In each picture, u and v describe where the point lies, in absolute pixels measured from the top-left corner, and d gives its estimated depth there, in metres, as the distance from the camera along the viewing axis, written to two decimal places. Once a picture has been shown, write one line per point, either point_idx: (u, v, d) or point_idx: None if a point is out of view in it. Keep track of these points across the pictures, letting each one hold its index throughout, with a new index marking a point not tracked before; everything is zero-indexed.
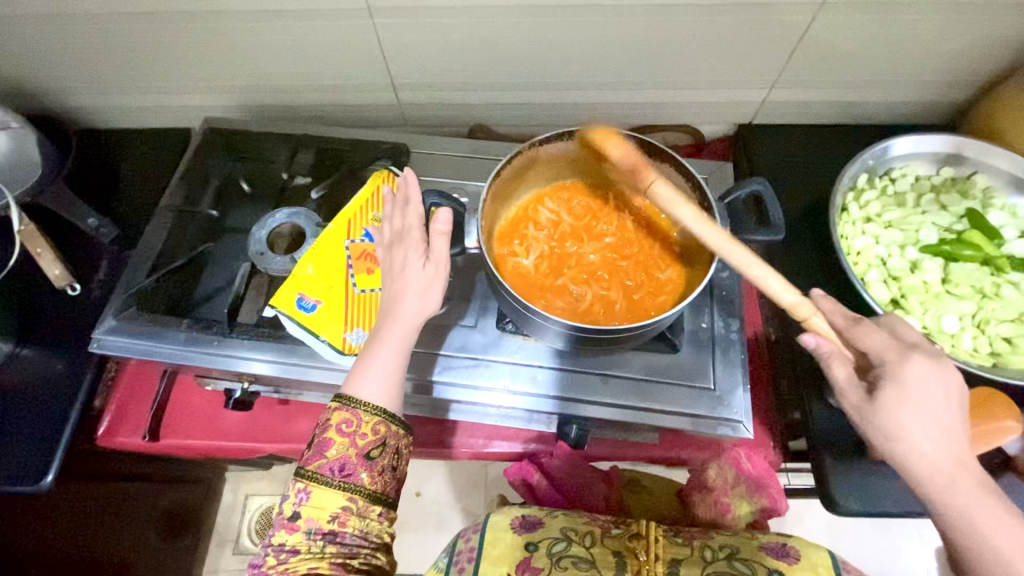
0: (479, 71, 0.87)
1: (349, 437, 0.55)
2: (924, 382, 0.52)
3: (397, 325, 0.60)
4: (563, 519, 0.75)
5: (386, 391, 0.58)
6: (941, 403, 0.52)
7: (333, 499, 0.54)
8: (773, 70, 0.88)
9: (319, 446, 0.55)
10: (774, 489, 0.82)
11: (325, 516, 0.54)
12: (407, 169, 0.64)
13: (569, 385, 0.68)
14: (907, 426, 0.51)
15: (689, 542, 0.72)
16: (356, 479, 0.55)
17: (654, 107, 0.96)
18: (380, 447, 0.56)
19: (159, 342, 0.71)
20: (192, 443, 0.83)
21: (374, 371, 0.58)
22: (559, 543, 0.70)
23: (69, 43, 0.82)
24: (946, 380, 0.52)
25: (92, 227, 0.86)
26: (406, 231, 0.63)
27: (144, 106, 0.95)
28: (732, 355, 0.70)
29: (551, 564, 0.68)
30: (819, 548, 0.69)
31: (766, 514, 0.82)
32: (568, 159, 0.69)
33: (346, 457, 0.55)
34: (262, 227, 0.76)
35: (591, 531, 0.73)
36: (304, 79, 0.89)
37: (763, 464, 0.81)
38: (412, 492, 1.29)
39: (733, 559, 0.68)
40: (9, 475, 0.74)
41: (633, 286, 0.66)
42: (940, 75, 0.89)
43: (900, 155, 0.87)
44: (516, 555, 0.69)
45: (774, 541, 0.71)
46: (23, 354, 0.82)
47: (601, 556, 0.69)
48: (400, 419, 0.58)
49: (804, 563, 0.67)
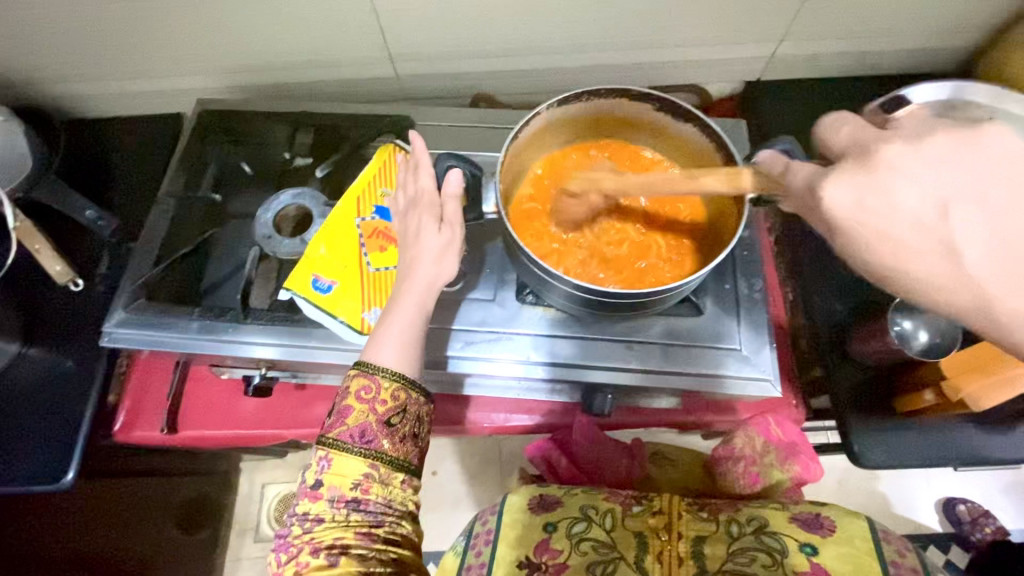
0: (480, 38, 0.84)
1: (368, 404, 0.54)
2: (861, 201, 0.38)
3: (413, 291, 0.58)
4: (581, 497, 0.76)
5: (405, 356, 0.56)
6: (900, 213, 0.37)
7: (355, 466, 0.53)
8: (783, 23, 0.85)
9: (339, 414, 0.55)
10: (805, 454, 0.82)
11: (347, 483, 0.53)
12: (413, 133, 0.63)
13: (589, 353, 0.68)
14: (912, 258, 0.37)
15: (714, 518, 0.73)
16: (377, 445, 0.54)
17: (660, 67, 0.93)
18: (400, 414, 0.55)
19: (171, 331, 0.69)
20: (211, 433, 0.83)
21: (390, 340, 0.56)
22: (578, 524, 0.71)
23: (47, 27, 0.78)
24: (901, 161, 0.37)
25: (90, 219, 0.82)
26: (419, 198, 0.61)
27: (133, 92, 0.91)
28: (757, 316, 0.69)
29: (570, 546, 0.69)
30: (856, 519, 0.71)
31: (796, 482, 0.83)
32: (587, 119, 0.66)
33: (366, 424, 0.54)
34: (268, 210, 0.74)
35: (612, 510, 0.74)
36: (298, 55, 0.86)
37: (791, 429, 0.82)
38: (428, 472, 1.30)
39: (762, 533, 0.70)
40: (30, 475, 0.73)
41: (654, 249, 0.66)
42: (953, 21, 0.86)
43: (918, 103, 0.84)
44: (534, 537, 0.71)
45: (807, 512, 0.73)
46: (30, 354, 0.81)
47: (622, 538, 0.70)
48: (421, 386, 0.57)
49: (840, 536, 0.69)
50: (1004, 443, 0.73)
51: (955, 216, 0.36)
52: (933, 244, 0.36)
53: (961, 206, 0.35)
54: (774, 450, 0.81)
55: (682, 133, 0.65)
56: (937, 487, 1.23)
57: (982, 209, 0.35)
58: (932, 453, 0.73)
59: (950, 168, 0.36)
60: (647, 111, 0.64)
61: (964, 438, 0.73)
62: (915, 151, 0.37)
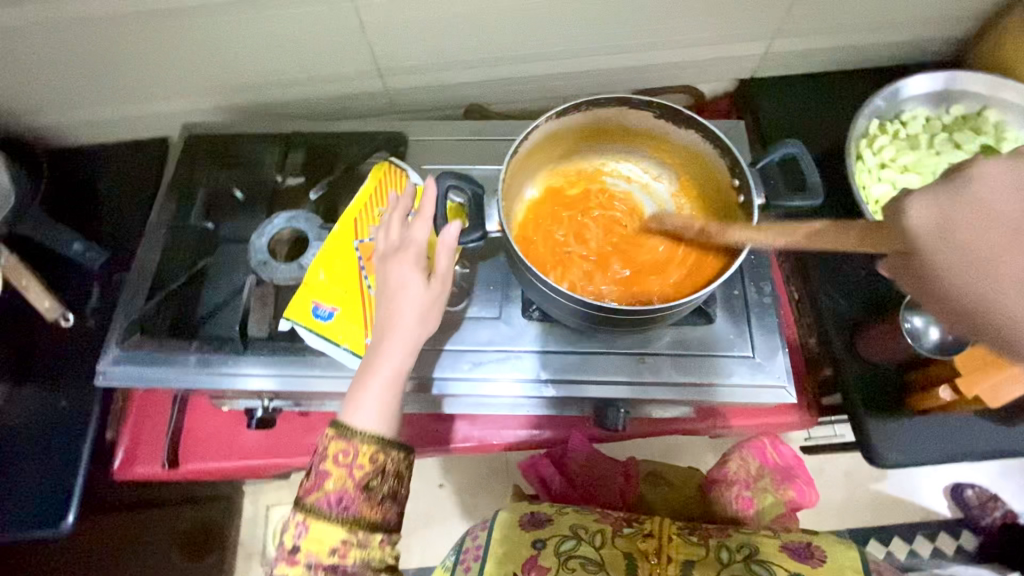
0: (469, 48, 0.83)
1: (346, 468, 0.53)
2: (946, 215, 0.36)
3: (395, 345, 0.56)
4: (572, 516, 0.76)
5: (385, 415, 0.55)
6: (985, 232, 0.34)
7: (332, 533, 0.52)
8: (774, 20, 0.84)
9: (316, 478, 0.53)
10: (800, 480, 0.91)
11: (324, 550, 0.52)
12: (430, 179, 0.59)
13: (602, 368, 0.66)
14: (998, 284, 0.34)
15: (704, 542, 0.72)
16: (354, 511, 0.53)
17: (652, 70, 0.92)
18: (379, 476, 0.54)
19: (168, 368, 0.68)
20: (214, 466, 0.81)
21: (370, 398, 0.55)
22: (568, 541, 0.71)
23: (24, 56, 0.75)
24: (1006, 185, 0.34)
25: (77, 251, 0.82)
26: (408, 248, 0.59)
27: (115, 118, 0.89)
28: (768, 321, 0.68)
29: (558, 564, 0.68)
30: (849, 549, 0.70)
31: (792, 508, 0.88)
32: (586, 131, 0.65)
33: (343, 490, 0.53)
34: (261, 236, 0.72)
35: (602, 530, 0.73)
36: (283, 74, 0.84)
37: (787, 456, 0.93)
38: (435, 484, 1.28)
39: (751, 561, 0.68)
40: (27, 520, 0.71)
41: (652, 277, 0.64)
42: (943, 11, 0.86)
43: (912, 95, 0.85)
44: (522, 552, 0.70)
45: (798, 541, 0.71)
46: (23, 393, 0.78)
47: (612, 559, 0.69)
48: (398, 442, 0.56)
49: (830, 566, 0.67)
50: (1015, 435, 0.73)
51: None
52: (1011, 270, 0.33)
53: None
54: (769, 474, 0.90)
55: (682, 139, 0.63)
56: (944, 472, 1.21)
57: None
58: (948, 448, 0.72)
59: None
60: (645, 119, 0.63)
61: (979, 432, 0.73)
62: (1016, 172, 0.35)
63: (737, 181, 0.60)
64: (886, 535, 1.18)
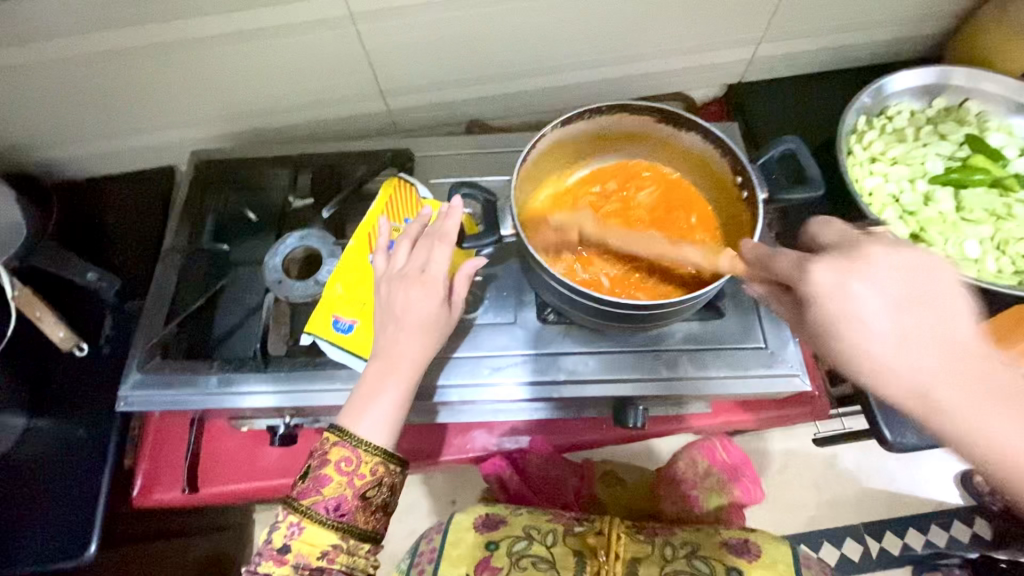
0: (471, 65, 0.86)
1: (347, 476, 0.55)
2: (825, 273, 0.44)
3: (403, 363, 0.58)
4: (526, 517, 0.77)
5: (387, 427, 0.57)
6: (841, 294, 0.43)
7: (325, 537, 0.55)
8: (760, 25, 0.88)
9: (316, 481, 0.55)
10: (747, 478, 0.95)
11: (315, 552, 0.55)
12: (455, 202, 0.62)
13: (621, 365, 0.68)
14: (852, 332, 0.43)
15: (651, 540, 0.75)
16: (348, 519, 0.55)
17: (647, 79, 0.95)
18: (376, 487, 0.57)
19: (189, 389, 0.68)
20: (234, 488, 0.82)
21: (375, 409, 0.56)
22: (520, 542, 0.73)
23: (32, 93, 0.77)
24: (855, 269, 0.44)
25: (91, 280, 0.79)
26: (426, 268, 0.60)
27: (122, 150, 0.90)
28: (778, 311, 0.69)
29: (510, 563, 0.71)
30: (782, 544, 0.73)
31: (738, 505, 0.94)
32: (597, 134, 0.68)
33: (342, 497, 0.55)
34: (275, 255, 0.73)
35: (554, 529, 0.75)
36: (287, 99, 0.86)
37: (735, 454, 0.97)
38: (447, 500, 1.17)
39: (694, 557, 0.72)
40: (47, 553, 0.71)
41: (650, 279, 0.65)
42: (920, 9, 0.90)
43: (897, 90, 0.88)
44: (476, 555, 0.72)
45: (737, 537, 0.74)
46: (38, 427, 0.78)
47: (562, 557, 0.72)
48: (399, 458, 0.58)
49: (764, 560, 0.71)
50: None
51: (902, 315, 0.42)
52: (857, 334, 0.43)
53: (903, 312, 0.42)
54: (716, 473, 0.96)
55: (685, 141, 0.66)
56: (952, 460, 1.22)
57: (908, 316, 0.42)
58: None
59: (890, 280, 0.43)
60: (647, 123, 0.66)
61: None
62: (863, 252, 0.45)
63: (741, 176, 0.63)
64: (898, 525, 1.19)
